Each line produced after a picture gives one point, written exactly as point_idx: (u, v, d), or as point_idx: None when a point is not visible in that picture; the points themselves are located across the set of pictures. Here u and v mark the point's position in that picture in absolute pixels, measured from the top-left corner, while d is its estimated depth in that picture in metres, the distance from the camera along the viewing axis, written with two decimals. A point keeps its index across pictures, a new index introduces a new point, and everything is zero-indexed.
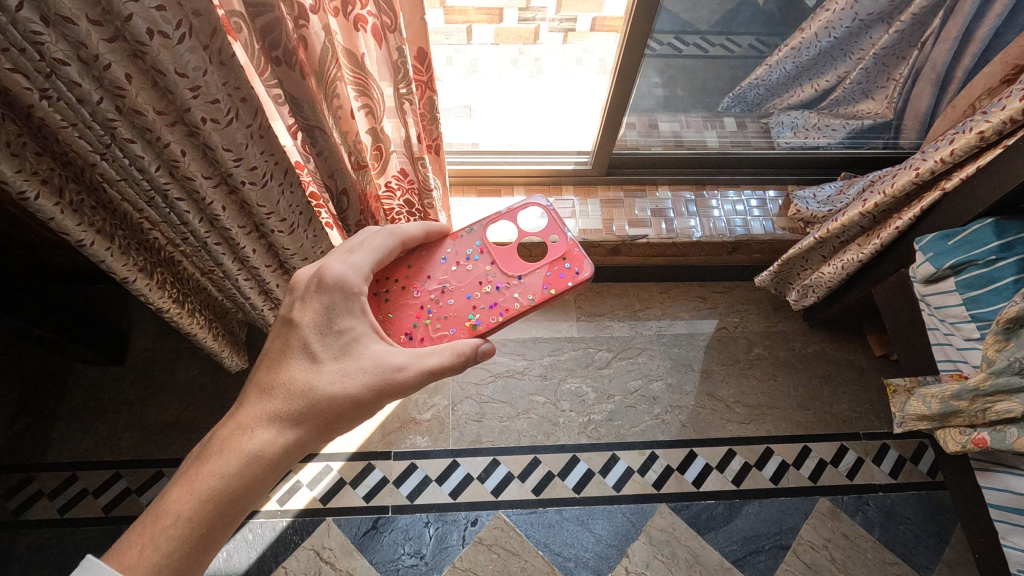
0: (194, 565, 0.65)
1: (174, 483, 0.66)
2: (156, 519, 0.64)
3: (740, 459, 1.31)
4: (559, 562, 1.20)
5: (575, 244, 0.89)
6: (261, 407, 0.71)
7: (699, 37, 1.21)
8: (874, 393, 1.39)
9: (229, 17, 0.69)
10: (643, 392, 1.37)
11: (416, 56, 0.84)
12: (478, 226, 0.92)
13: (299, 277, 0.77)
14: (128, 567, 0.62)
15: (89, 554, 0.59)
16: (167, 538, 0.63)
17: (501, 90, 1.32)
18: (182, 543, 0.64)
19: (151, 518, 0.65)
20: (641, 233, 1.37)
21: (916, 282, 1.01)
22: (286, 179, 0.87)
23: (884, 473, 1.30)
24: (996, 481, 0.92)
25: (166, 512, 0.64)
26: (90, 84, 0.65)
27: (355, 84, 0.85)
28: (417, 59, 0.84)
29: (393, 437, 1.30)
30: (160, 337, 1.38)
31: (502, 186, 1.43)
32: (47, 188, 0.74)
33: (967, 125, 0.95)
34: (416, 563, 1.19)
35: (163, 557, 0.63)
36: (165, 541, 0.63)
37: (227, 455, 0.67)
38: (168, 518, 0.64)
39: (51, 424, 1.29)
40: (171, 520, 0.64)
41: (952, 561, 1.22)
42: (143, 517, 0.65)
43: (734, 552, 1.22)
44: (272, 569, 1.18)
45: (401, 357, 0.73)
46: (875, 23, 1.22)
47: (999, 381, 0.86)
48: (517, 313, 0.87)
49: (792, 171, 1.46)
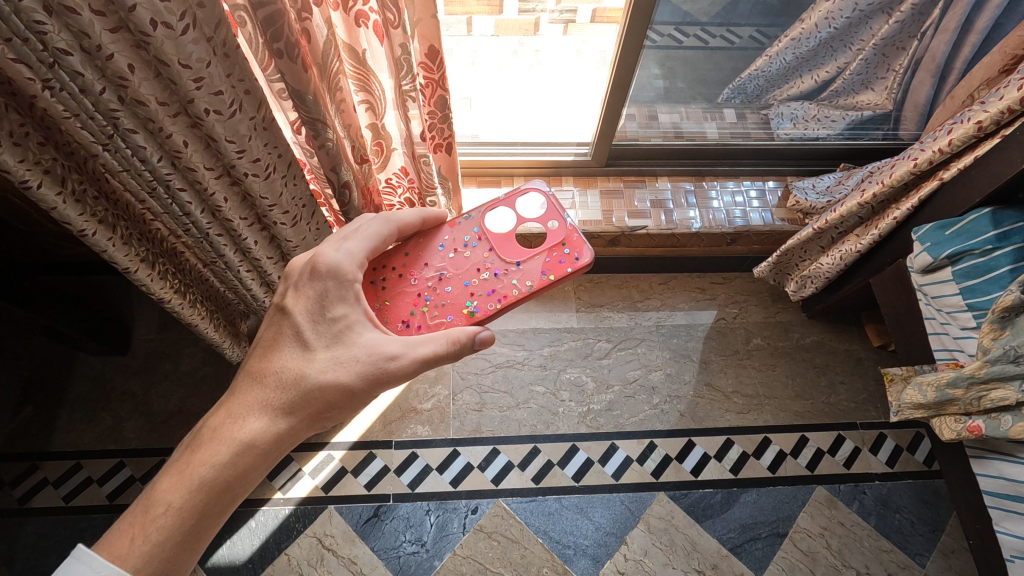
0: (185, 553, 0.67)
1: (165, 472, 0.67)
2: (147, 509, 0.65)
3: (738, 448, 1.32)
4: (558, 549, 1.21)
5: (574, 230, 0.90)
6: (252, 396, 0.72)
7: (699, 28, 1.21)
8: (871, 383, 1.40)
9: (234, 11, 0.73)
10: (642, 382, 1.38)
11: (426, 53, 0.84)
12: (476, 213, 0.93)
13: (294, 264, 0.78)
14: (119, 557, 0.64)
15: (80, 544, 0.61)
16: (157, 527, 0.65)
17: (500, 81, 1.32)
18: (172, 532, 0.65)
19: (142, 507, 0.66)
20: (641, 224, 1.37)
21: (915, 272, 1.02)
22: (289, 171, 0.88)
23: (882, 463, 1.31)
24: (990, 467, 0.93)
25: (157, 502, 0.66)
26: (92, 74, 0.66)
27: (358, 81, 0.87)
28: (428, 57, 0.84)
29: (393, 427, 1.32)
30: (163, 328, 1.40)
31: (502, 177, 1.41)
32: (50, 177, 0.74)
33: (965, 115, 0.95)
34: (417, 550, 1.20)
35: (154, 547, 0.65)
36: (155, 530, 0.65)
37: (218, 444, 0.68)
38: (159, 507, 0.65)
39: (55, 413, 1.30)
40: (163, 509, 0.65)
41: (947, 549, 1.23)
42: (134, 506, 0.66)
43: (731, 539, 1.23)
44: (275, 556, 1.19)
45: (394, 347, 0.74)
46: (875, 15, 1.23)
47: (993, 369, 0.87)
48: (515, 300, 0.87)
49: (792, 161, 1.45)
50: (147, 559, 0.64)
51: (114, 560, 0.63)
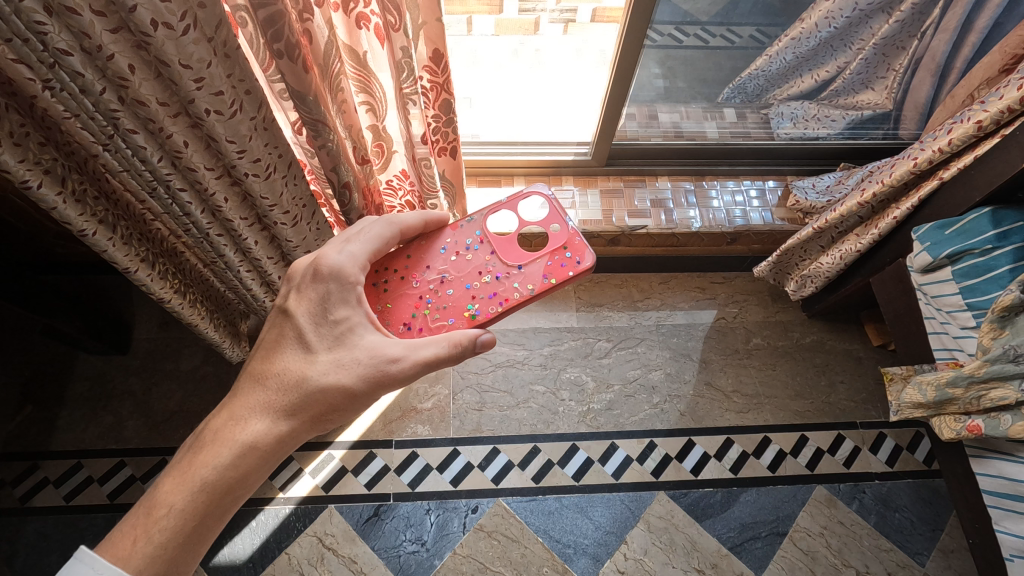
0: (188, 555, 0.67)
1: (168, 474, 0.67)
2: (150, 511, 0.65)
3: (738, 447, 1.32)
4: (558, 549, 1.21)
5: (576, 233, 0.90)
6: (254, 398, 0.72)
7: (699, 28, 1.22)
8: (870, 382, 1.40)
9: (235, 11, 0.73)
10: (642, 381, 1.38)
11: (431, 56, 0.86)
12: (478, 216, 0.93)
13: (297, 265, 0.78)
14: (122, 558, 0.64)
15: (82, 545, 0.61)
16: (159, 529, 0.65)
17: (500, 80, 1.31)
18: (175, 533, 0.66)
19: (144, 509, 0.66)
20: (641, 224, 1.37)
21: (915, 271, 1.03)
22: (290, 172, 0.88)
23: (881, 462, 1.31)
24: (990, 467, 0.93)
25: (159, 503, 0.66)
26: (92, 74, 0.66)
27: (359, 83, 0.88)
28: (433, 62, 0.86)
29: (393, 426, 1.32)
30: (163, 327, 1.40)
31: (503, 177, 1.41)
32: (50, 177, 0.75)
33: (964, 114, 0.96)
34: (417, 550, 1.20)
35: (156, 548, 0.65)
36: (157, 532, 0.65)
37: (220, 445, 0.69)
38: (161, 509, 0.66)
39: (56, 413, 1.30)
40: (165, 511, 0.65)
41: (946, 549, 1.23)
42: (136, 508, 0.67)
43: (731, 539, 1.23)
44: (275, 555, 1.19)
45: (396, 349, 0.74)
46: (875, 14, 1.22)
47: (993, 368, 0.87)
48: (516, 303, 0.88)
49: (792, 161, 1.45)
50: (150, 560, 0.65)
51: (116, 560, 0.64)
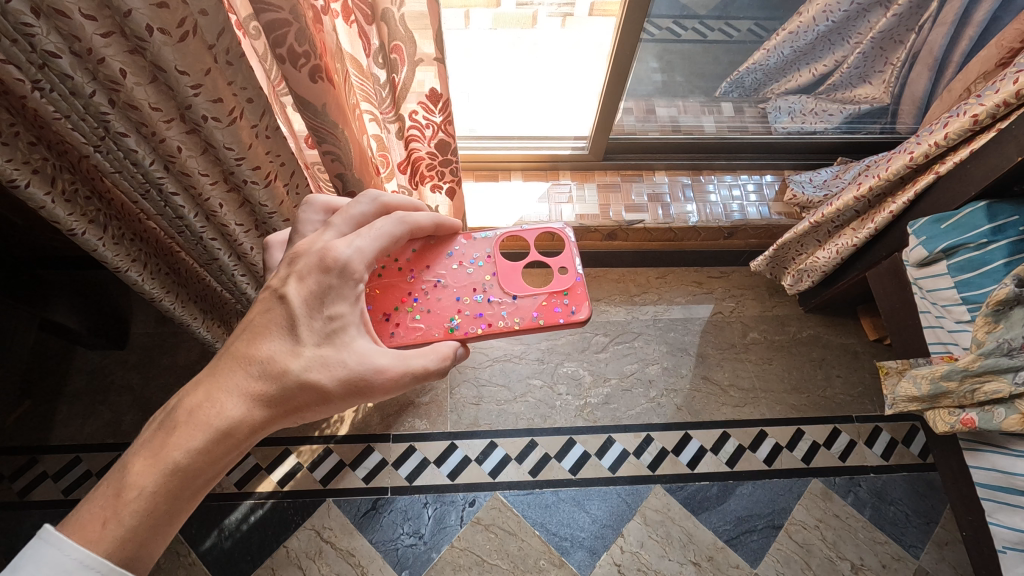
0: (158, 539, 0.57)
1: (136, 453, 0.57)
2: (118, 492, 0.55)
3: (734, 441, 1.32)
4: (555, 542, 1.22)
5: (580, 283, 0.90)
6: (238, 377, 0.63)
7: (699, 21, 1.24)
8: (866, 375, 1.40)
9: (247, 23, 0.74)
10: (639, 375, 1.39)
11: (431, 96, 0.87)
12: (495, 235, 0.92)
13: (304, 245, 0.70)
14: (88, 543, 0.54)
15: (45, 523, 0.51)
16: (131, 512, 0.55)
17: (496, 74, 1.30)
18: (147, 517, 0.56)
19: (110, 489, 0.56)
20: (638, 218, 1.38)
21: (911, 265, 1.03)
22: (291, 181, 0.90)
23: (877, 456, 1.32)
24: (983, 460, 0.94)
25: (128, 485, 0.56)
26: (82, 77, 0.66)
27: (363, 93, 0.89)
28: (430, 101, 0.87)
29: (391, 420, 1.32)
30: (160, 322, 1.40)
31: (500, 172, 1.42)
32: (39, 177, 0.74)
33: (961, 108, 0.95)
34: (416, 543, 1.21)
35: (127, 532, 0.55)
36: (128, 515, 0.55)
37: (194, 428, 0.59)
38: (132, 491, 0.56)
39: (54, 407, 1.31)
40: (135, 493, 0.55)
41: (941, 541, 1.23)
42: (97, 488, 0.56)
43: (727, 532, 1.24)
44: (273, 548, 1.20)
45: (384, 359, 0.69)
46: (874, 7, 1.22)
47: (987, 362, 0.87)
48: (496, 330, 0.87)
49: (790, 155, 1.45)
50: (119, 545, 0.55)
51: (85, 542, 0.54)
